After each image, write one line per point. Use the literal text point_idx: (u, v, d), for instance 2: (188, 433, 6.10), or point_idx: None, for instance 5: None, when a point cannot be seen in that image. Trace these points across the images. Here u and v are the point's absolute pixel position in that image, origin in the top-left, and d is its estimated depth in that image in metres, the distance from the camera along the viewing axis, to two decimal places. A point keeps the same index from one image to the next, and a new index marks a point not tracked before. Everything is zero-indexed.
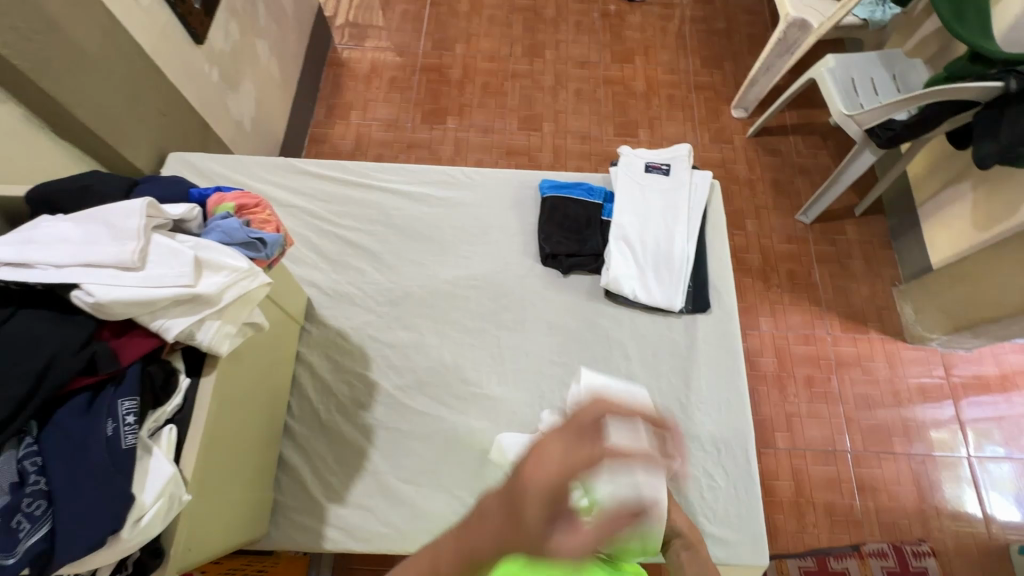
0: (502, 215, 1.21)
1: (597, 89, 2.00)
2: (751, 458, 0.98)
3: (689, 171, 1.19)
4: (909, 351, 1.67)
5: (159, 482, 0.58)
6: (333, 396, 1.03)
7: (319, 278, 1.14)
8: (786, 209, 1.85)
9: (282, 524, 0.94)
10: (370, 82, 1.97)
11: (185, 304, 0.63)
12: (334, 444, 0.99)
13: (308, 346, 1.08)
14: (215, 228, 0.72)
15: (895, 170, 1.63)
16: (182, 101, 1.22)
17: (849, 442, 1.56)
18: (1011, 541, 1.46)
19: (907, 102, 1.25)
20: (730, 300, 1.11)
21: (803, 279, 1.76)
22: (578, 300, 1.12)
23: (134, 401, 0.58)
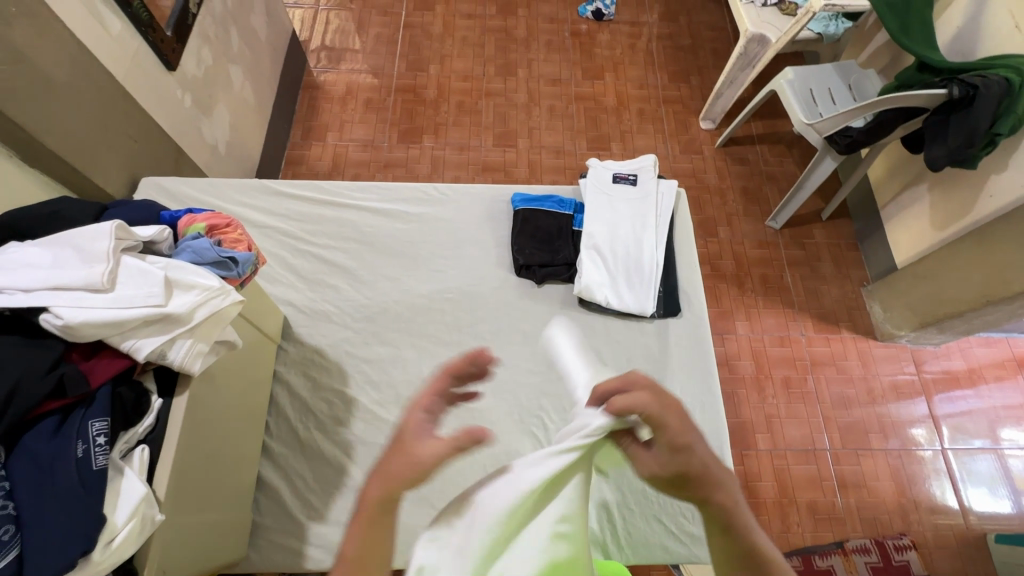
0: (477, 229, 1.24)
1: (569, 106, 2.06)
2: (726, 456, 1.00)
3: (655, 181, 1.23)
4: (880, 349, 1.72)
5: (132, 502, 0.58)
6: (312, 414, 1.03)
7: (295, 296, 1.15)
8: (756, 215, 1.91)
9: (262, 545, 0.93)
10: (346, 104, 2.00)
11: (155, 324, 0.63)
12: (314, 462, 0.99)
13: (286, 366, 1.08)
14: (186, 248, 0.73)
15: (855, 173, 1.70)
16: (152, 126, 1.23)
17: (828, 440, 1.60)
18: (988, 530, 1.50)
19: (860, 109, 1.31)
20: (700, 303, 1.15)
21: (775, 283, 1.81)
22: (554, 309, 1.15)
23: (105, 422, 0.58)
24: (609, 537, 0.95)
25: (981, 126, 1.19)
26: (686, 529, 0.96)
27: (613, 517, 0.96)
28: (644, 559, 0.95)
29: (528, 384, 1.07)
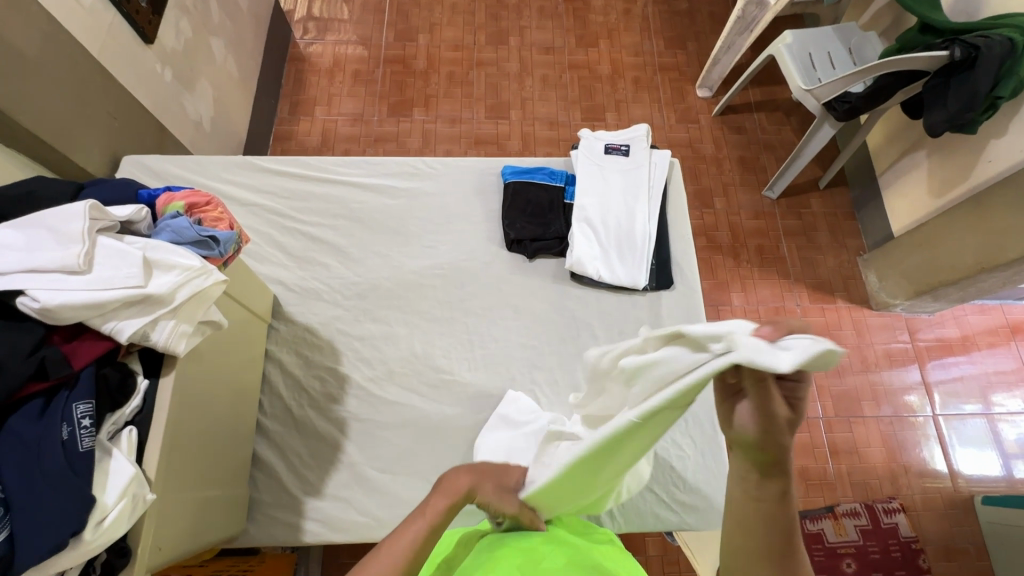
0: (467, 203, 1.22)
1: (563, 75, 2.00)
2: (717, 427, 1.04)
3: (648, 151, 1.21)
4: (875, 317, 1.72)
5: (121, 482, 0.58)
6: (305, 391, 1.04)
7: (284, 275, 1.14)
8: (753, 185, 1.89)
9: (260, 520, 0.94)
10: (334, 76, 1.95)
11: (136, 305, 0.62)
12: (309, 439, 1.00)
13: (277, 344, 1.07)
14: (164, 228, 0.71)
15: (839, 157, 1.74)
16: (131, 102, 1.20)
17: (821, 409, 1.61)
18: (975, 493, 1.53)
19: (861, 73, 1.28)
20: (692, 275, 1.14)
21: (771, 253, 1.80)
22: (545, 283, 1.14)
23: (89, 404, 0.58)
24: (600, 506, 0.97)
25: (982, 88, 1.16)
26: (675, 497, 0.98)
27: None
28: (636, 527, 0.97)
29: (521, 359, 1.07)
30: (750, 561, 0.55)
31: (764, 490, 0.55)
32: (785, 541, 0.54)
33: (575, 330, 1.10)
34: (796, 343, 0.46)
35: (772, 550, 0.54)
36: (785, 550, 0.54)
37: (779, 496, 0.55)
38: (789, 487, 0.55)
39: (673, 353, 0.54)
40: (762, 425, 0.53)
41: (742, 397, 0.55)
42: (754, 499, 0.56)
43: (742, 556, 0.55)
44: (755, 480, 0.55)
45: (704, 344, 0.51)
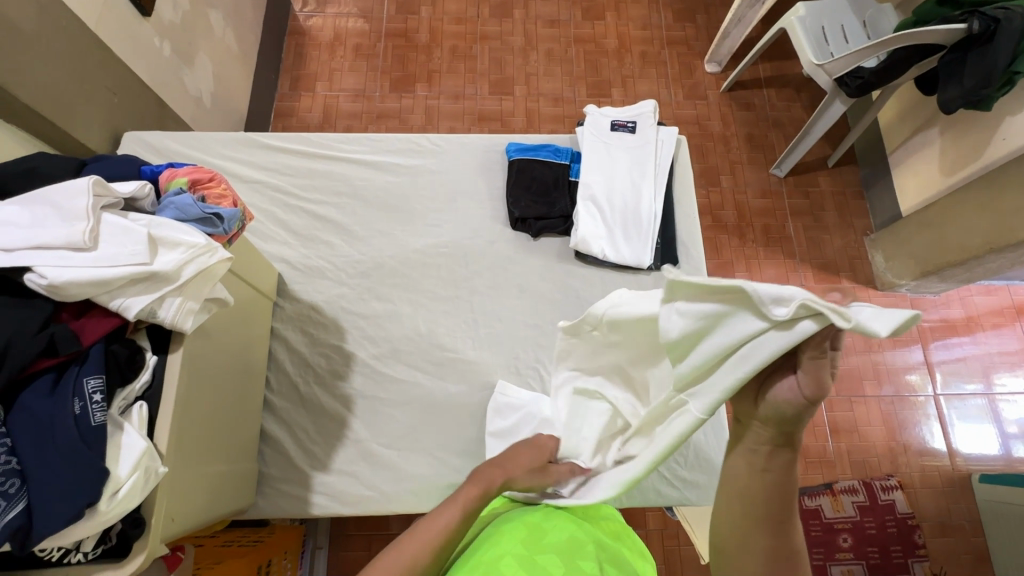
0: (471, 181, 1.21)
1: (568, 49, 1.96)
2: (719, 405, 1.04)
3: (655, 128, 1.19)
4: (880, 297, 1.72)
5: (133, 455, 0.59)
6: (310, 368, 1.05)
7: (288, 253, 1.14)
8: (760, 163, 1.86)
9: (269, 494, 0.96)
10: (335, 51, 1.91)
11: (143, 283, 0.63)
12: (315, 415, 1.01)
13: (282, 322, 1.08)
14: (168, 204, 0.71)
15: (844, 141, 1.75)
16: (130, 77, 1.18)
17: None
18: (973, 471, 1.55)
19: (876, 47, 1.24)
20: (697, 254, 1.13)
21: (777, 233, 1.79)
22: (549, 262, 1.14)
23: (99, 379, 0.59)
24: None
25: (999, 64, 1.13)
26: (675, 473, 1.00)
27: None
28: (637, 503, 0.99)
29: (525, 337, 1.07)
30: (742, 524, 0.56)
31: (773, 460, 0.56)
32: (781, 510, 0.55)
33: (579, 310, 1.10)
34: (875, 319, 0.44)
35: (764, 517, 0.56)
36: (778, 518, 0.56)
37: (786, 464, 0.56)
38: (796, 459, 0.56)
39: (727, 324, 0.51)
40: (810, 399, 0.52)
41: (790, 373, 0.54)
42: (761, 470, 0.56)
43: (734, 518, 0.57)
44: (768, 448, 0.56)
45: (764, 312, 0.48)
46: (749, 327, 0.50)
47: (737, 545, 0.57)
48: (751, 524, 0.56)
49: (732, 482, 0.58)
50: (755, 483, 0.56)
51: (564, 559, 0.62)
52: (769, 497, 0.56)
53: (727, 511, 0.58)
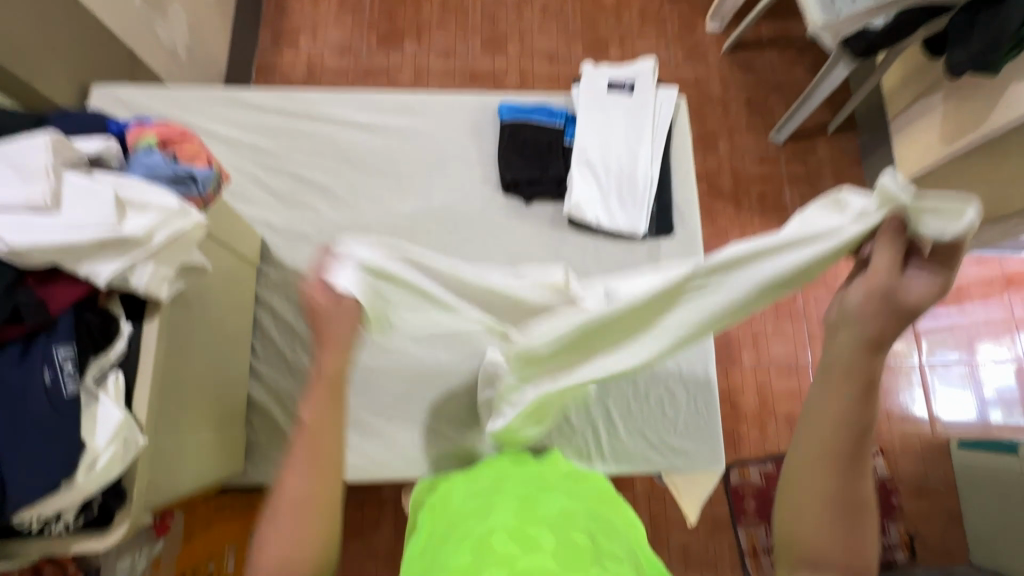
0: (462, 143, 1.16)
1: (565, 5, 1.86)
2: (711, 374, 1.04)
3: (654, 89, 1.14)
4: None
5: (110, 427, 0.57)
6: (297, 336, 1.02)
7: (272, 218, 1.10)
8: (759, 128, 1.81)
9: (259, 461, 0.96)
10: (318, 2, 1.80)
11: (113, 247, 0.59)
12: (303, 383, 1.00)
13: (267, 289, 1.05)
14: (138, 163, 0.68)
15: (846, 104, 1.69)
16: (96, 27, 1.10)
17: (811, 356, 1.67)
18: (952, 437, 1.59)
19: (884, 6, 1.18)
20: (693, 222, 1.11)
21: (773, 201, 1.76)
22: (542, 229, 1.11)
23: (71, 348, 0.56)
24: (592, 448, 1.00)
25: (1010, 27, 1.08)
26: (665, 440, 1.01)
27: (597, 430, 1.00)
28: (627, 469, 1.00)
29: None
30: (811, 456, 0.54)
31: (844, 383, 0.54)
32: (856, 440, 0.53)
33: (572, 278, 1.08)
34: (939, 201, 0.52)
35: (839, 450, 0.53)
36: (850, 456, 0.53)
37: (863, 389, 0.53)
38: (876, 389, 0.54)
39: (811, 222, 0.65)
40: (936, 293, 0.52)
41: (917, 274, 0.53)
42: (832, 392, 0.54)
43: (802, 450, 0.55)
44: (844, 372, 0.54)
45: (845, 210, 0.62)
46: (829, 225, 0.63)
47: (803, 477, 0.54)
48: (822, 463, 0.53)
49: (805, 425, 0.56)
50: (826, 408, 0.54)
51: (557, 530, 0.62)
52: (843, 425, 0.53)
53: (798, 452, 0.55)
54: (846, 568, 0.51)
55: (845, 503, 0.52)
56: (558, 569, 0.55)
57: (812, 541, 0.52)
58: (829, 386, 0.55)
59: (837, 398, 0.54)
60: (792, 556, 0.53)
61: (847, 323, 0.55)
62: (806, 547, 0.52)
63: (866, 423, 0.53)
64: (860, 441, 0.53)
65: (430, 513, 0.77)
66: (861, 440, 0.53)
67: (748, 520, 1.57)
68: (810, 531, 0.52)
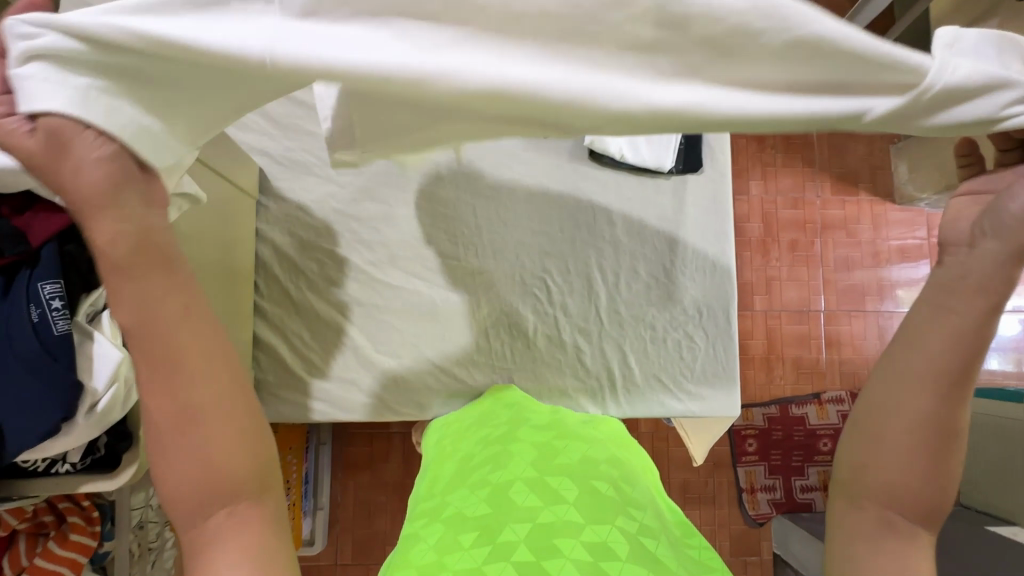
0: None
1: None
2: (731, 318, 1.00)
3: None
4: (896, 212, 1.66)
5: (109, 367, 0.53)
6: (302, 275, 0.98)
7: (269, 145, 1.00)
8: None
9: (267, 400, 0.94)
10: None
11: None
12: (310, 322, 0.97)
13: (268, 224, 0.99)
14: None
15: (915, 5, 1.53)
16: None
17: (824, 302, 1.63)
18: None
19: None
20: (724, 159, 1.03)
21: (799, 139, 1.66)
22: (561, 163, 1.03)
23: (58, 284, 0.52)
24: (607, 392, 0.98)
25: None
26: (680, 386, 0.98)
27: (613, 376, 0.98)
28: (641, 414, 0.98)
29: (532, 246, 1.00)
30: (909, 382, 0.50)
31: (960, 303, 0.49)
32: (964, 369, 0.49)
33: (592, 217, 1.02)
34: None
35: (940, 375, 0.49)
36: (953, 383, 0.49)
37: (985, 312, 0.49)
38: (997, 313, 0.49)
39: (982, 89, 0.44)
40: None
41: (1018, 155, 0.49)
42: (943, 314, 0.50)
43: (896, 373, 0.51)
44: (972, 290, 0.49)
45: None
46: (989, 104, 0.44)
47: (894, 403, 0.50)
48: (920, 386, 0.49)
49: (904, 352, 0.51)
50: (934, 332, 0.50)
51: (578, 481, 0.61)
52: (951, 351, 0.49)
53: (890, 373, 0.51)
54: (928, 502, 0.49)
55: (937, 433, 0.49)
56: (584, 520, 0.55)
57: (891, 471, 0.49)
58: (940, 305, 0.50)
59: (944, 321, 0.50)
60: (865, 484, 0.50)
61: (995, 233, 0.48)
62: (889, 477, 0.49)
63: (978, 349, 0.49)
64: (966, 372, 0.49)
65: (439, 457, 0.75)
66: (967, 372, 0.49)
67: (748, 459, 1.61)
68: (892, 459, 0.49)
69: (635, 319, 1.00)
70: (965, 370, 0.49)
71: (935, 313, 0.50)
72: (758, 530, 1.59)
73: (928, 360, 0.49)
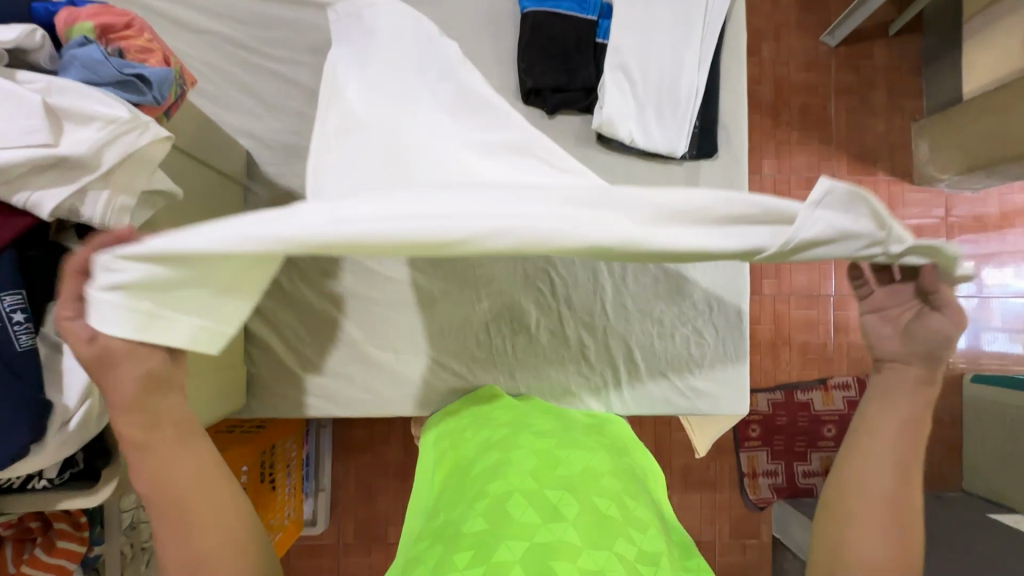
0: (475, 39, 0.98)
1: None
2: (743, 314, 0.95)
3: None
4: (915, 193, 1.57)
5: (80, 382, 0.50)
6: (294, 265, 0.93)
7: (256, 126, 0.94)
8: (810, 28, 1.58)
9: (262, 396, 0.92)
10: None
11: (54, 171, 0.49)
12: (303, 315, 0.93)
13: (258, 211, 0.94)
14: (71, 61, 0.53)
15: None
16: None
17: (834, 286, 1.58)
18: (966, 371, 1.56)
19: None
20: (740, 142, 0.97)
21: (816, 115, 1.57)
22: (566, 146, 0.97)
23: (19, 295, 0.48)
24: (612, 390, 0.94)
25: None
26: (688, 384, 0.95)
27: (618, 374, 0.95)
28: (646, 412, 0.95)
29: None
30: (869, 472, 0.55)
31: (897, 404, 0.56)
32: (910, 461, 0.55)
33: None
34: None
35: (892, 468, 0.55)
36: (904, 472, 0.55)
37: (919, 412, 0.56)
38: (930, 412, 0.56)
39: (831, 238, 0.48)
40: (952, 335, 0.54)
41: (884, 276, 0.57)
42: (888, 416, 0.56)
43: (857, 464, 0.56)
44: (908, 390, 0.56)
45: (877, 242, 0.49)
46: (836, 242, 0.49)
47: (857, 496, 0.54)
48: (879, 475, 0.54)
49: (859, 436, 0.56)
50: (881, 430, 0.56)
51: (577, 496, 0.58)
52: (897, 444, 0.55)
53: (853, 466, 0.56)
54: None
55: (896, 506, 0.53)
56: (581, 543, 0.53)
57: (862, 549, 0.52)
58: (882, 410, 0.57)
59: (888, 423, 0.56)
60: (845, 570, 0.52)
61: (934, 347, 0.54)
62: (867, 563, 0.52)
63: (916, 446, 0.55)
64: (911, 462, 0.55)
65: (438, 465, 0.73)
66: (914, 463, 0.55)
67: (751, 445, 1.59)
68: (868, 544, 0.52)
69: (641, 318, 0.96)
70: (910, 461, 0.55)
71: (876, 414, 0.57)
72: (758, 514, 1.59)
73: (880, 457, 0.55)
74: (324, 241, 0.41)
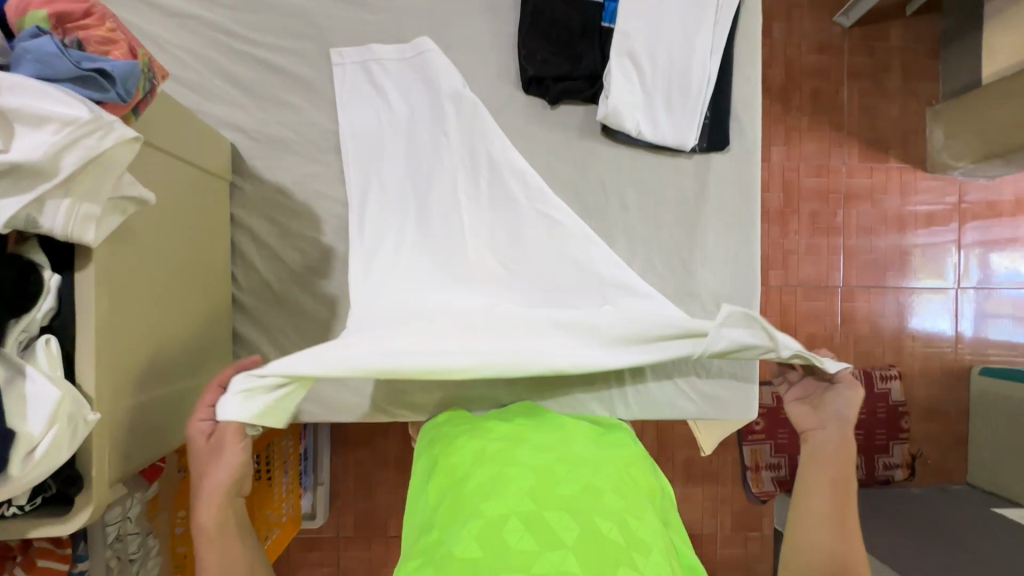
0: (472, 22, 0.92)
1: None
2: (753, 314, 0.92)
3: None
4: (926, 180, 1.52)
5: (47, 407, 0.47)
6: (283, 264, 0.89)
7: (240, 118, 0.89)
8: (823, 8, 1.50)
9: None
10: None
11: (9, 178, 0.46)
12: (294, 316, 0.89)
13: (245, 209, 0.89)
14: (23, 55, 0.48)
15: None
16: None
17: (843, 277, 1.52)
18: (975, 363, 1.53)
19: None
20: (753, 134, 0.92)
21: (828, 99, 1.51)
22: (568, 138, 0.92)
23: None
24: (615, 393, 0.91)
25: None
26: (693, 387, 0.92)
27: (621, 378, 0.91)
28: (650, 416, 0.92)
29: None
30: (809, 493, 0.70)
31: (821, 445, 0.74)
32: (840, 485, 0.70)
33: (603, 202, 0.92)
34: None
35: (826, 489, 0.70)
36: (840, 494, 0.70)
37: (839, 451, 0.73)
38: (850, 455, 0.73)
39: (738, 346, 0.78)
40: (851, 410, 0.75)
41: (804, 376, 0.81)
42: (816, 453, 0.73)
43: (801, 488, 0.71)
44: (836, 435, 0.73)
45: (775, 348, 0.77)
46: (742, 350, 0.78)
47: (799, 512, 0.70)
48: (818, 495, 0.70)
49: (804, 494, 0.70)
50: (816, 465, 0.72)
51: (577, 517, 0.55)
52: (830, 474, 0.71)
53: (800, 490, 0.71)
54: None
55: (832, 554, 0.66)
56: (581, 571, 0.50)
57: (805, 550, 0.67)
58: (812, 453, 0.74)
59: (817, 458, 0.73)
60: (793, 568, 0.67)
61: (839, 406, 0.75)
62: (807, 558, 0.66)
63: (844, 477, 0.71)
64: (843, 488, 0.70)
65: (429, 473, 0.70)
66: (846, 488, 0.70)
67: (755, 438, 1.55)
68: (806, 544, 0.67)
69: None
70: (840, 486, 0.70)
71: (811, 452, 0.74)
72: (760, 507, 1.57)
73: (814, 482, 0.71)
74: (391, 367, 0.68)
